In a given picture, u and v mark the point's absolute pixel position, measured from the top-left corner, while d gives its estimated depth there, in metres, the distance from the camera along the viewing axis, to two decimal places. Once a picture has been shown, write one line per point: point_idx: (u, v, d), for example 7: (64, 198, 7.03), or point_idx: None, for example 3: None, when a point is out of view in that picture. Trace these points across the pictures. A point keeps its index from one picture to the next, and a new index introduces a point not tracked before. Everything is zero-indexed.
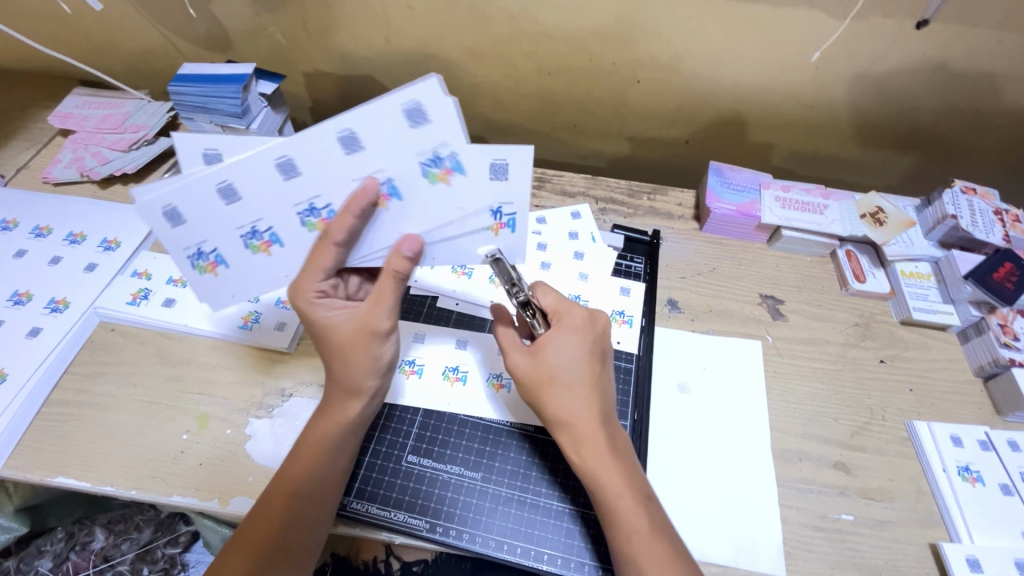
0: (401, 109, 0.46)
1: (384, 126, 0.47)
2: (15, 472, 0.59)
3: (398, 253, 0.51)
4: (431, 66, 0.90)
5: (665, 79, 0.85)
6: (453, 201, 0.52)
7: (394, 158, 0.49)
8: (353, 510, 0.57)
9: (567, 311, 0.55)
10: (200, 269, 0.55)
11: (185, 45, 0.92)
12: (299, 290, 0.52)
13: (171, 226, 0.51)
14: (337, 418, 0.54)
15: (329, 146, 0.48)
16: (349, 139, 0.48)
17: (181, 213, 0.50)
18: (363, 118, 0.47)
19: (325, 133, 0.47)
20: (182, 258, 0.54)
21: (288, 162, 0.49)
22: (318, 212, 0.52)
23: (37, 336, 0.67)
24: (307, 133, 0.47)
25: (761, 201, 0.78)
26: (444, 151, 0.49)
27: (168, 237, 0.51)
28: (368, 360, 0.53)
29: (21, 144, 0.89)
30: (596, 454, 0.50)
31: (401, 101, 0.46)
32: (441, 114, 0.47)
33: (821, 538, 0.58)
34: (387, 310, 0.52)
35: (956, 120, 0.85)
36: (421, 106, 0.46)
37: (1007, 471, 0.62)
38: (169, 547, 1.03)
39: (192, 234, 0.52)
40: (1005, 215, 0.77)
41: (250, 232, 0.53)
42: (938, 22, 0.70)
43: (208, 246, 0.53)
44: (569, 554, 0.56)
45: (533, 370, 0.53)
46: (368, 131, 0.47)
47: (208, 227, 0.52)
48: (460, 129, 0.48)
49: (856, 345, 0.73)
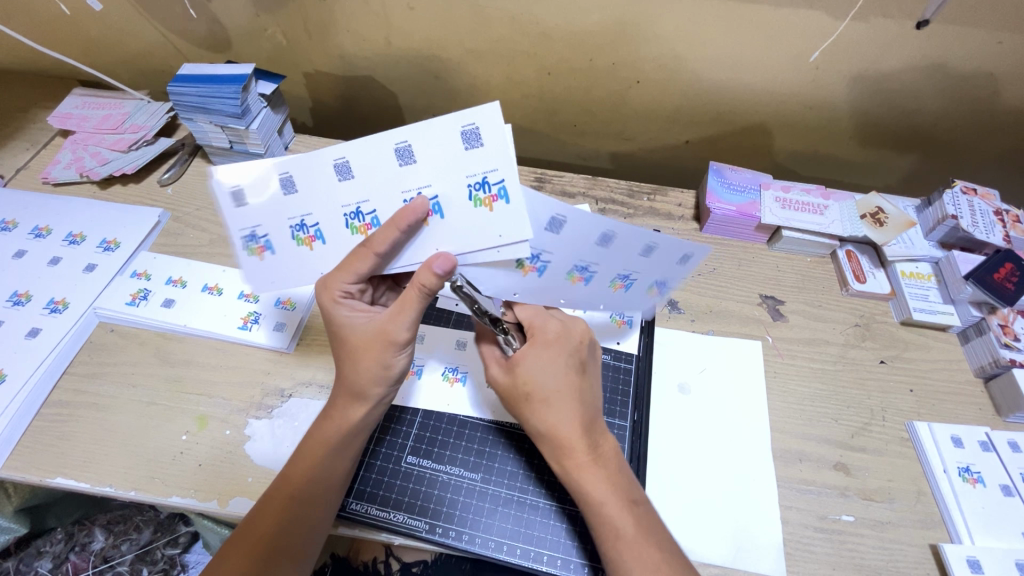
0: (460, 130, 0.49)
1: (444, 146, 0.50)
2: (14, 473, 0.59)
3: (429, 268, 0.49)
4: (431, 66, 0.90)
5: (666, 79, 0.85)
6: (493, 228, 0.51)
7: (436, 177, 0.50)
8: (353, 511, 0.57)
9: (540, 326, 0.56)
10: (249, 251, 0.53)
11: (186, 46, 0.92)
12: (324, 286, 0.52)
13: (233, 205, 0.52)
14: (340, 420, 0.54)
15: (385, 159, 0.50)
16: (405, 151, 0.50)
17: (245, 194, 0.51)
18: (424, 136, 0.49)
19: (387, 142, 0.50)
20: (235, 239, 0.53)
21: (344, 165, 0.51)
22: (363, 217, 0.52)
23: (36, 337, 0.67)
24: (370, 140, 0.50)
25: (761, 202, 0.78)
26: (493, 176, 0.50)
27: (228, 213, 0.52)
28: (379, 367, 0.52)
29: (20, 145, 0.89)
30: (580, 463, 0.50)
31: (462, 124, 0.49)
32: (497, 143, 0.49)
33: (821, 539, 0.58)
34: (405, 322, 0.51)
35: (956, 120, 0.85)
36: (477, 129, 0.49)
37: (1007, 471, 0.62)
38: (168, 547, 1.04)
39: (249, 217, 0.52)
40: (1006, 215, 0.77)
41: (298, 224, 0.53)
42: (939, 22, 0.70)
43: (262, 229, 0.53)
44: (568, 555, 0.56)
45: (513, 386, 0.53)
46: (426, 147, 0.50)
47: (263, 213, 0.52)
48: (510, 159, 0.50)
49: (856, 346, 0.72)
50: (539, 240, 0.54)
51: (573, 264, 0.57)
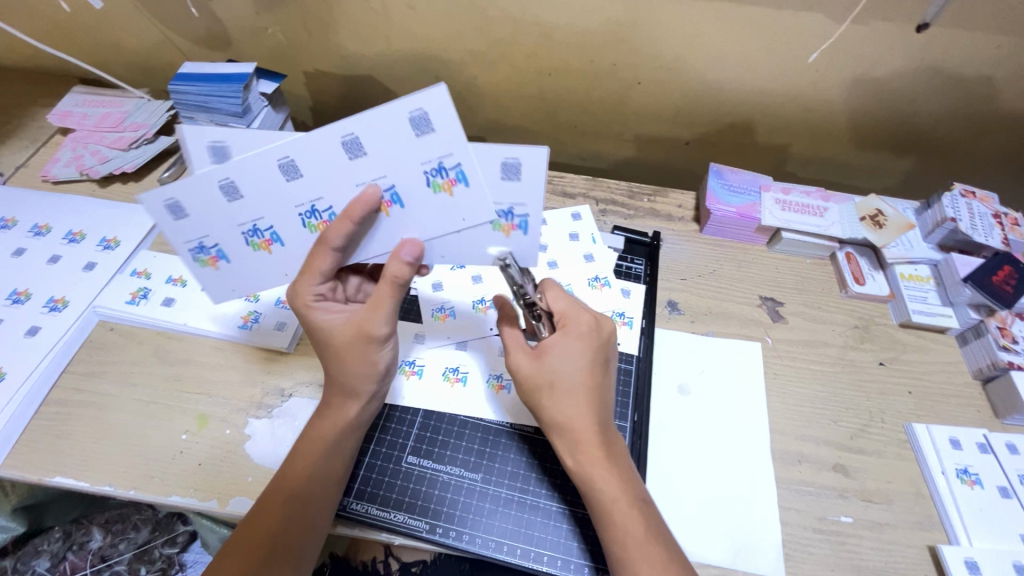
0: (405, 117, 0.46)
1: (389, 132, 0.46)
2: (13, 471, 0.58)
3: (397, 259, 0.49)
4: (431, 66, 0.90)
5: (666, 81, 0.85)
6: (456, 212, 0.51)
7: (388, 167, 0.48)
8: (353, 511, 0.57)
9: (573, 317, 0.55)
10: (201, 262, 0.55)
11: (186, 45, 0.92)
12: (295, 296, 0.52)
13: (174, 220, 0.51)
14: (335, 417, 0.55)
15: (334, 153, 0.47)
16: (352, 143, 0.47)
17: (183, 208, 0.50)
18: (369, 124, 0.46)
19: (327, 135, 0.46)
20: (183, 252, 0.54)
21: (290, 163, 0.48)
22: (320, 214, 0.51)
23: (35, 335, 0.67)
24: (310, 135, 0.46)
25: (761, 204, 0.78)
26: (449, 161, 0.48)
27: (170, 229, 0.51)
28: (366, 364, 0.53)
29: (20, 142, 0.88)
30: (594, 460, 0.50)
31: (407, 109, 0.45)
32: (446, 124, 0.46)
33: (820, 540, 0.59)
34: (384, 316, 0.51)
35: (956, 123, 0.85)
36: (425, 113, 0.45)
37: (1005, 473, 0.62)
38: (167, 547, 1.03)
39: (194, 228, 0.52)
40: (1004, 218, 0.77)
41: (251, 230, 0.52)
42: (938, 25, 0.70)
43: (210, 241, 0.53)
44: (569, 555, 0.56)
45: (538, 375, 0.52)
46: (371, 136, 0.46)
47: (209, 222, 0.51)
48: (462, 139, 0.47)
49: (855, 347, 0.73)
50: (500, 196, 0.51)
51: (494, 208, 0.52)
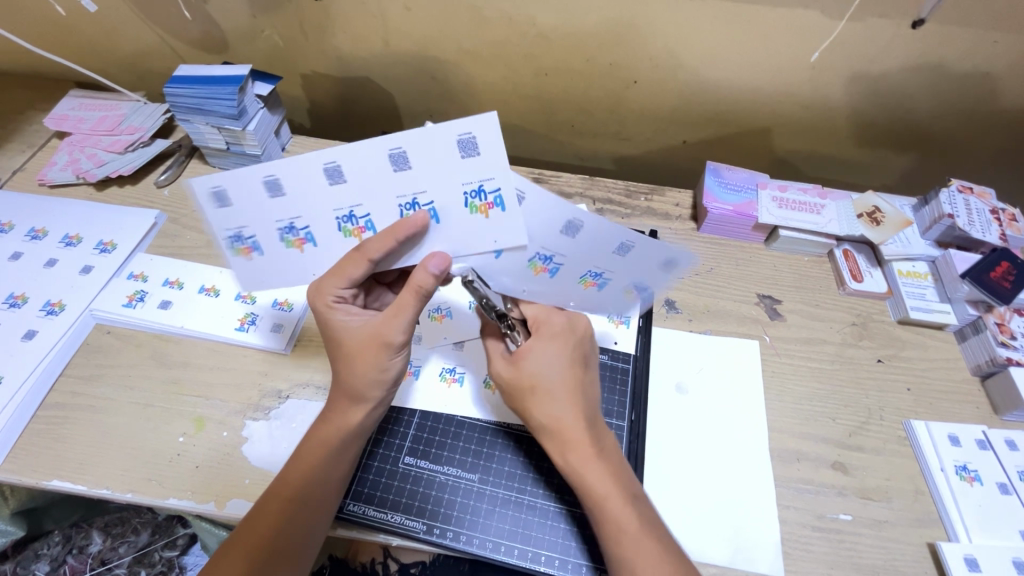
0: (454, 140, 0.45)
1: (437, 154, 0.46)
2: (10, 475, 0.58)
3: (424, 269, 0.49)
4: (427, 67, 0.90)
5: (663, 79, 0.85)
6: (492, 233, 0.51)
7: (440, 186, 0.48)
8: (350, 512, 0.57)
9: (547, 319, 0.57)
10: (235, 251, 0.52)
11: (182, 47, 0.92)
12: (319, 292, 0.53)
13: (217, 206, 0.49)
14: (340, 422, 0.54)
15: (443, 152, 0.46)
16: (467, 143, 0.45)
17: (229, 196, 0.48)
18: (415, 139, 0.45)
19: (376, 148, 0.46)
20: (219, 237, 0.51)
21: (400, 155, 0.46)
22: (356, 221, 0.51)
23: (32, 339, 0.67)
24: (360, 146, 0.45)
25: (759, 201, 0.78)
26: (490, 185, 0.48)
27: (211, 216, 0.49)
28: (376, 370, 0.52)
29: (17, 146, 0.88)
30: (584, 457, 0.50)
31: (459, 131, 0.45)
32: (493, 152, 0.46)
33: (819, 538, 0.58)
34: (401, 323, 0.51)
35: (953, 120, 0.85)
36: (473, 138, 0.45)
37: (1004, 470, 0.62)
38: (167, 550, 1.04)
39: (233, 218, 0.50)
40: (1002, 215, 0.77)
41: (287, 227, 0.51)
42: (934, 22, 0.70)
43: (301, 222, 0.50)
44: (566, 555, 0.56)
45: (518, 379, 0.53)
46: (418, 153, 0.46)
47: (253, 213, 0.49)
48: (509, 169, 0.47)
49: (853, 345, 0.73)
50: (642, 276, 0.58)
51: (585, 270, 0.56)
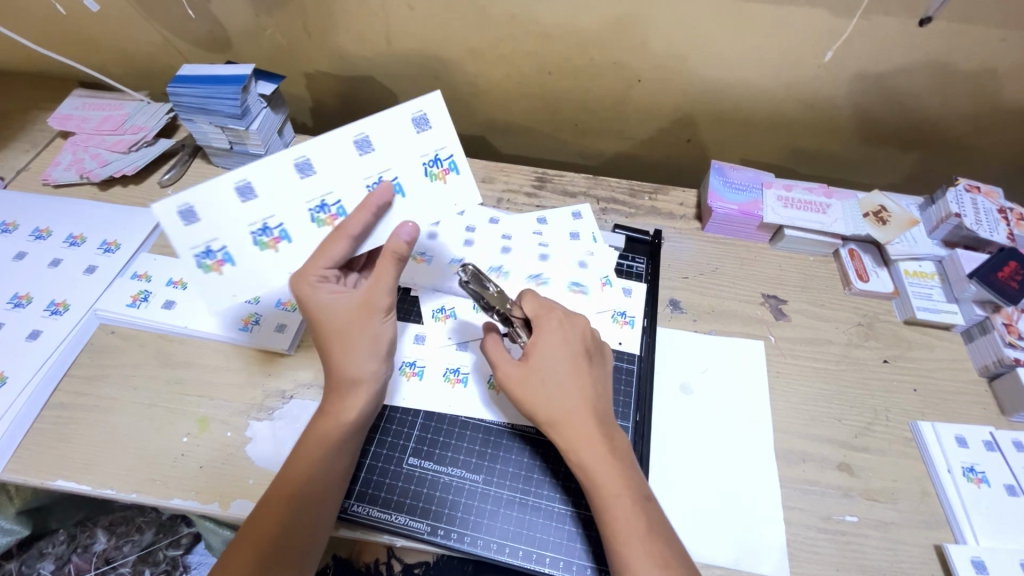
0: (409, 117, 0.57)
1: (342, 155, 0.56)
2: (15, 476, 0.59)
3: (396, 237, 0.53)
4: (430, 66, 0.89)
5: (667, 78, 0.84)
6: (453, 200, 0.59)
7: (403, 159, 0.57)
8: (354, 513, 0.57)
9: (546, 312, 0.56)
10: (205, 268, 0.53)
11: (186, 47, 0.92)
12: (301, 278, 0.53)
13: (183, 223, 0.51)
14: (338, 413, 0.54)
15: (406, 132, 0.57)
16: (362, 142, 0.56)
17: (195, 212, 0.51)
18: (321, 147, 0.55)
19: (285, 162, 0.54)
20: (188, 258, 0.52)
21: (365, 139, 0.56)
22: (271, 232, 0.54)
23: (36, 339, 0.67)
24: (267, 160, 0.53)
25: (764, 200, 0.78)
26: (444, 152, 0.58)
27: (178, 232, 0.51)
28: (369, 339, 0.54)
29: (20, 146, 0.88)
30: (593, 455, 0.50)
31: (410, 112, 0.57)
32: (387, 142, 0.57)
33: (825, 540, 0.58)
34: (387, 287, 0.53)
35: (959, 118, 0.85)
36: (424, 111, 0.58)
37: (1012, 471, 0.61)
38: (171, 549, 1.03)
39: (199, 235, 0.52)
40: (1010, 214, 0.76)
41: (319, 205, 0.55)
42: (942, 19, 0.70)
43: (274, 220, 0.54)
44: (571, 557, 0.56)
45: (521, 373, 0.53)
46: (324, 156, 0.55)
47: (219, 224, 0.52)
48: (400, 156, 0.57)
49: (859, 345, 0.72)
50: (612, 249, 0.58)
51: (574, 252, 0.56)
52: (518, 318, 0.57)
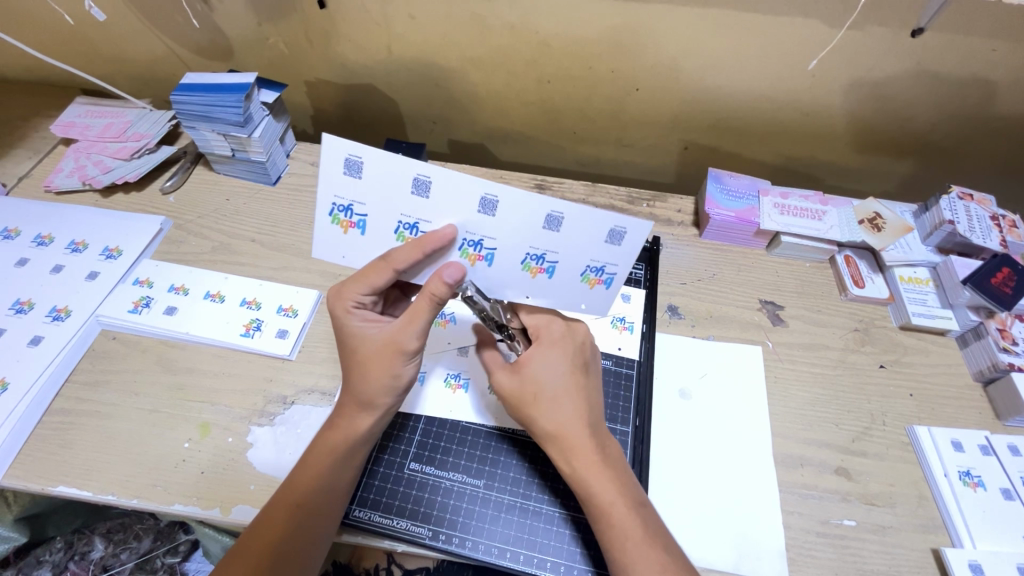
0: (610, 229, 0.50)
1: (519, 218, 0.50)
2: (16, 481, 0.59)
3: (441, 279, 0.50)
4: (430, 74, 0.90)
5: (664, 86, 0.86)
6: (527, 290, 0.56)
7: (569, 252, 0.52)
8: (356, 519, 0.57)
9: (545, 326, 0.57)
10: (334, 219, 0.52)
11: (189, 56, 0.93)
12: (340, 298, 0.54)
13: (343, 173, 0.49)
14: (348, 429, 0.54)
15: (532, 221, 0.50)
16: (488, 203, 0.49)
17: (361, 169, 0.49)
18: (511, 198, 0.48)
19: (473, 187, 0.48)
20: (326, 203, 0.51)
21: (492, 202, 0.49)
22: (415, 232, 0.52)
23: (38, 344, 0.67)
24: (460, 176, 0.48)
25: (760, 208, 0.79)
26: (550, 256, 0.52)
27: (334, 179, 0.50)
28: (388, 377, 0.53)
29: (22, 153, 0.89)
30: (589, 462, 0.51)
31: (613, 223, 0.50)
32: (571, 235, 0.51)
33: (824, 544, 0.58)
34: (415, 330, 0.52)
35: (951, 127, 0.86)
36: (627, 233, 0.50)
37: (1008, 475, 0.62)
38: (169, 556, 1.03)
39: (351, 191, 0.50)
40: (1002, 221, 0.77)
41: (472, 241, 0.52)
42: (933, 30, 0.71)
43: (425, 226, 0.52)
44: (572, 562, 0.56)
45: (517, 386, 0.54)
46: (501, 206, 0.49)
47: (375, 196, 0.50)
48: (574, 250, 0.52)
49: (855, 350, 0.73)
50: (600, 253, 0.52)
51: (583, 266, 0.53)
52: (517, 328, 0.60)
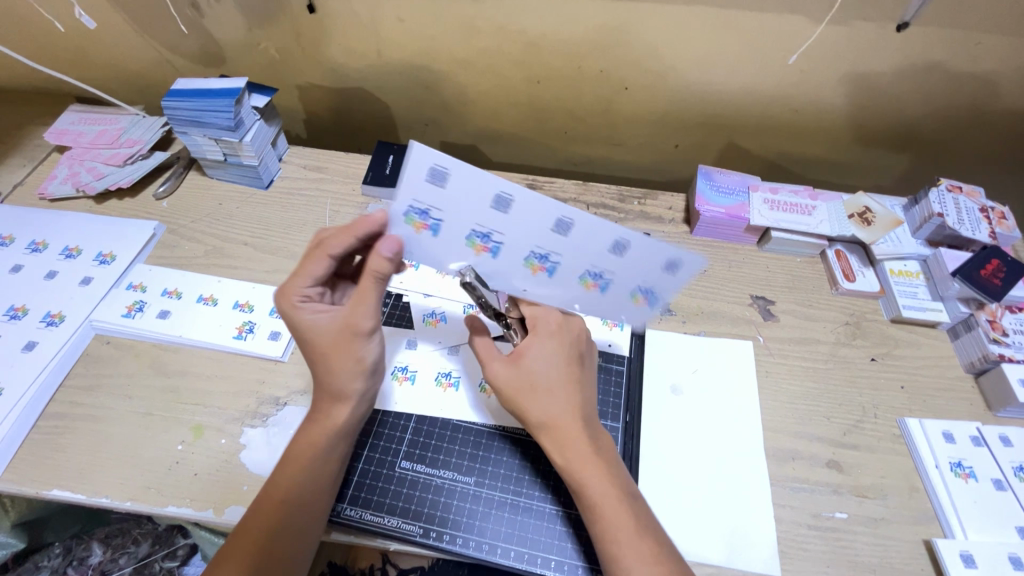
0: (670, 259, 0.52)
1: (541, 222, 0.49)
2: (11, 485, 0.59)
3: (379, 254, 0.49)
4: (421, 76, 0.91)
5: (653, 85, 0.86)
6: (526, 284, 0.55)
7: (580, 257, 0.52)
8: (347, 517, 0.57)
9: (544, 317, 0.57)
10: (408, 221, 0.48)
11: (182, 63, 0.93)
12: (284, 295, 0.53)
13: (425, 179, 0.45)
14: (326, 422, 0.54)
15: (545, 222, 0.49)
16: (502, 201, 0.47)
17: (446, 178, 0.46)
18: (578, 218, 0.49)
19: (510, 189, 0.47)
20: (400, 203, 0.47)
21: (506, 200, 0.47)
22: (485, 241, 0.50)
23: (32, 350, 0.68)
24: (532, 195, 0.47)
25: (750, 203, 0.79)
26: (554, 256, 0.52)
27: (416, 184, 0.46)
28: (353, 362, 0.53)
29: (16, 161, 0.90)
30: (580, 453, 0.51)
31: (672, 254, 0.52)
32: (627, 258, 0.52)
33: (815, 537, 0.59)
34: (369, 310, 0.52)
35: (940, 120, 0.86)
36: (682, 264, 0.53)
37: (998, 466, 0.62)
38: (167, 560, 1.03)
39: (427, 195, 0.47)
40: (991, 212, 0.77)
41: (482, 233, 0.50)
42: (918, 24, 0.72)
43: (497, 237, 0.50)
44: (562, 557, 0.56)
45: (517, 377, 0.53)
46: (523, 206, 0.48)
47: (457, 206, 0.47)
48: (624, 267, 0.53)
49: (846, 344, 0.73)
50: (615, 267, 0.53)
51: (584, 270, 0.53)
52: (513, 318, 0.60)
